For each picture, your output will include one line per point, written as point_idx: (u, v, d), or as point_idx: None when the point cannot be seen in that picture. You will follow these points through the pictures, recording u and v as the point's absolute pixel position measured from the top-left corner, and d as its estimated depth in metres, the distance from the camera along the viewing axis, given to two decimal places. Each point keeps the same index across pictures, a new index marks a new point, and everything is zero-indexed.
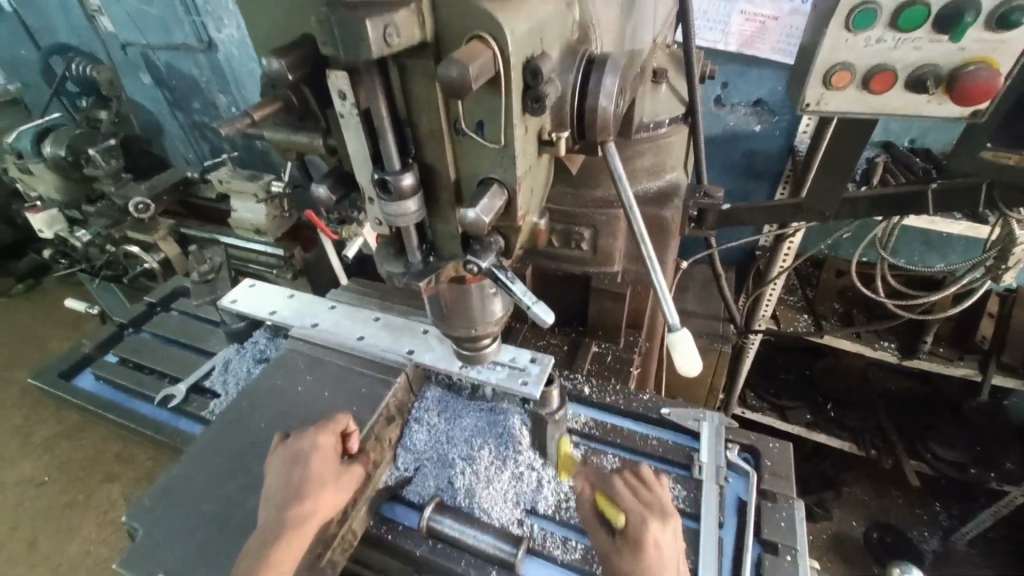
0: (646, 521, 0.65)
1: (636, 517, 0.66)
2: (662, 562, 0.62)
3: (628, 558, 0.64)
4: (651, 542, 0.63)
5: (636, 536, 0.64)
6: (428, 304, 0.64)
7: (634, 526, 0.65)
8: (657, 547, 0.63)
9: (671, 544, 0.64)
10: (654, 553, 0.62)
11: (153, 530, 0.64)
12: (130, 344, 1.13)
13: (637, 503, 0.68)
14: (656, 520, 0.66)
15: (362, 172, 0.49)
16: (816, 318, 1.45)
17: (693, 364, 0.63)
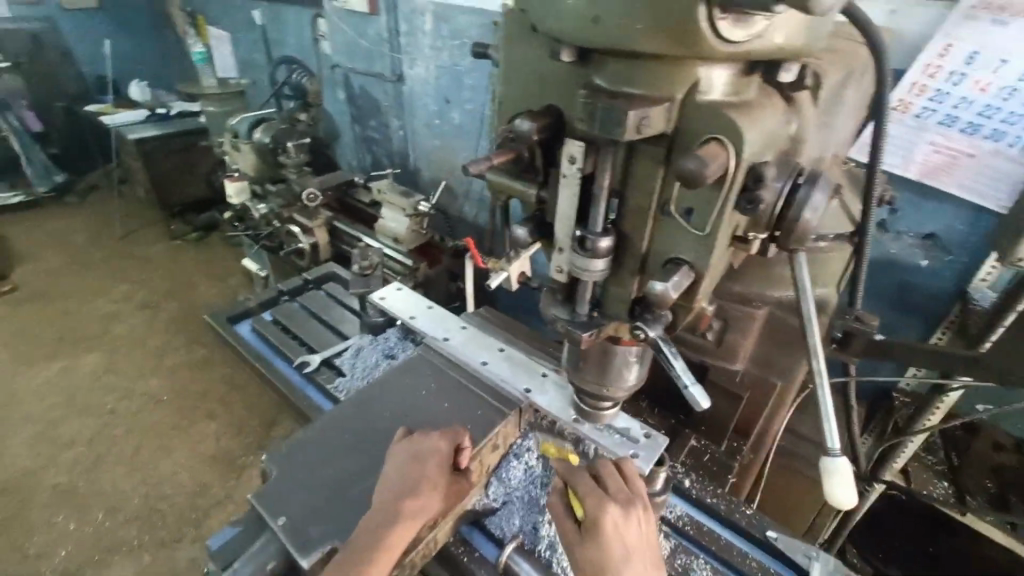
0: (607, 510, 0.63)
1: (596, 506, 0.63)
2: (626, 552, 0.61)
3: (590, 542, 0.62)
4: (612, 532, 0.61)
5: (597, 530, 0.62)
6: (568, 350, 0.68)
7: (593, 520, 0.62)
8: (622, 541, 0.61)
9: (637, 537, 0.62)
10: (618, 549, 0.61)
11: (282, 477, 0.71)
12: (284, 310, 1.31)
13: (595, 490, 0.65)
14: (616, 508, 0.63)
15: (563, 225, 0.55)
16: (959, 491, 1.23)
17: (849, 498, 0.59)
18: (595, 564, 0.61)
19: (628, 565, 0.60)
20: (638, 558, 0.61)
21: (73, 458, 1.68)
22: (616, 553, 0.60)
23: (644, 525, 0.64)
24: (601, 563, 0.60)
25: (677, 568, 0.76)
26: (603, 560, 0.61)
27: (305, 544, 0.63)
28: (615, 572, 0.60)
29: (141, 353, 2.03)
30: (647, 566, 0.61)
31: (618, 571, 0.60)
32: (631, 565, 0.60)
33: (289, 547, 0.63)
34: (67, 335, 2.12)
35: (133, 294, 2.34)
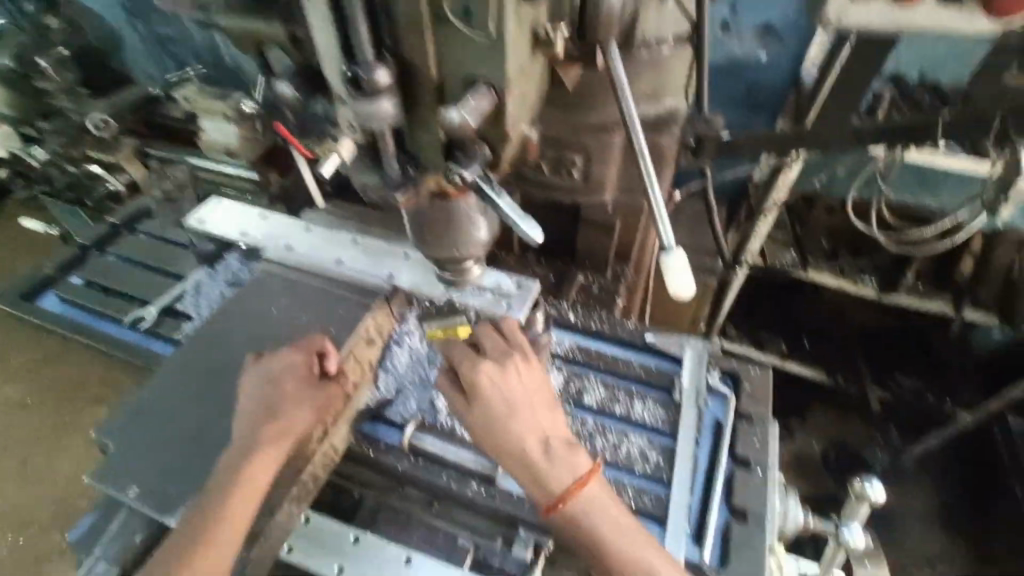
0: (481, 368, 0.65)
1: (471, 368, 0.66)
2: (509, 403, 0.64)
3: (475, 406, 0.65)
4: (489, 386, 0.65)
5: (479, 392, 0.65)
6: (406, 219, 0.60)
7: (474, 384, 0.65)
8: (503, 396, 0.64)
9: (519, 387, 0.66)
10: (500, 404, 0.64)
11: (122, 446, 0.63)
12: (96, 266, 1.08)
13: (470, 356, 0.67)
14: (490, 364, 0.66)
15: (331, 66, 0.44)
16: (802, 255, 1.44)
17: (686, 287, 0.62)
18: (488, 426, 0.64)
19: (514, 415, 0.64)
20: (523, 408, 0.65)
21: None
22: (500, 409, 0.64)
23: (525, 373, 0.67)
24: (489, 423, 0.64)
25: (573, 392, 0.81)
26: (492, 419, 0.64)
27: (164, 503, 0.59)
28: (505, 427, 0.63)
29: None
30: (537, 412, 0.65)
31: (507, 425, 0.63)
32: (516, 416, 0.64)
33: (149, 512, 0.59)
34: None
35: None
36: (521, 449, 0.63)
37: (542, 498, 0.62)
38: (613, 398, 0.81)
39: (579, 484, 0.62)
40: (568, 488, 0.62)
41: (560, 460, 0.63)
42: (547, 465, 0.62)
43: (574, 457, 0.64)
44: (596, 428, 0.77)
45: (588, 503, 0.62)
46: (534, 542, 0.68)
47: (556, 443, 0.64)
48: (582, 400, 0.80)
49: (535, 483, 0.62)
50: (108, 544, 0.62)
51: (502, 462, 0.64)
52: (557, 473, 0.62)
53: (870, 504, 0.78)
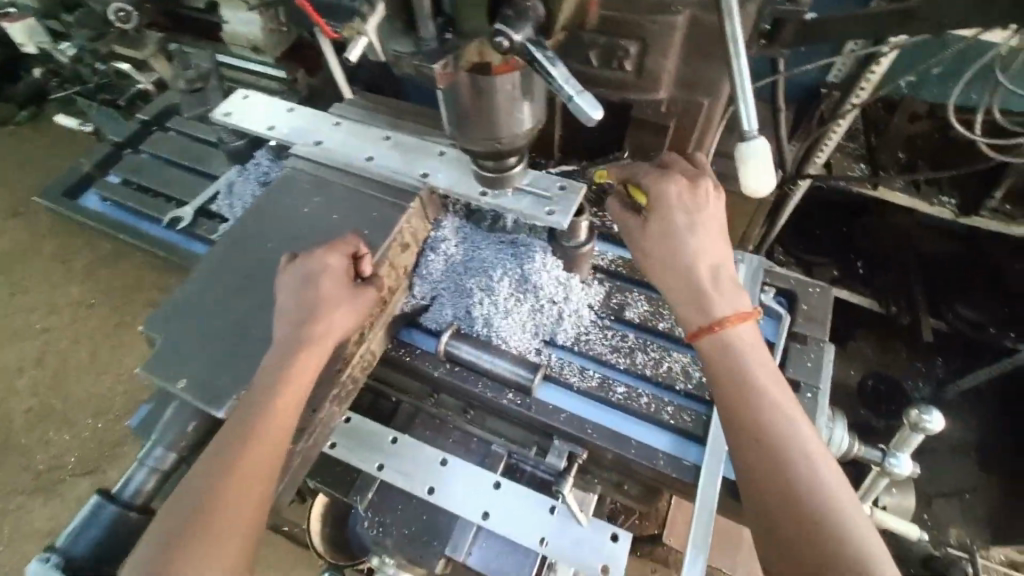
0: (672, 184, 0.65)
1: (659, 185, 0.65)
2: (693, 223, 0.64)
3: (657, 223, 0.65)
4: (678, 202, 0.64)
5: (663, 206, 0.65)
6: (441, 104, 0.54)
7: (657, 197, 0.65)
8: (687, 215, 0.64)
9: (704, 214, 0.65)
10: (683, 222, 0.64)
11: (170, 339, 0.65)
12: (129, 164, 1.06)
13: (659, 174, 0.67)
14: (682, 181, 0.65)
15: None
16: (874, 168, 1.28)
17: (763, 183, 0.55)
18: (665, 241, 0.65)
19: (696, 235, 0.64)
20: (706, 231, 0.65)
21: (31, 381, 1.56)
22: (679, 227, 0.64)
23: (715, 203, 0.66)
24: (665, 237, 0.65)
25: (614, 306, 0.77)
26: (670, 234, 0.65)
27: (217, 396, 0.61)
28: (683, 242, 0.64)
29: (37, 261, 1.70)
30: (713, 241, 0.65)
31: (683, 242, 0.64)
32: (697, 236, 0.64)
33: (201, 404, 0.61)
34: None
35: None
36: (690, 266, 0.63)
37: (694, 321, 0.62)
38: (657, 313, 0.76)
39: (740, 319, 0.61)
40: (728, 316, 0.61)
41: (727, 291, 0.62)
42: (716, 290, 0.63)
43: (738, 294, 0.63)
44: (638, 343, 0.74)
45: (741, 337, 0.61)
46: (568, 451, 0.71)
47: (725, 276, 0.64)
48: (624, 314, 0.76)
49: (695, 307, 0.62)
50: (163, 430, 0.65)
51: (663, 280, 0.65)
52: (721, 300, 0.62)
53: (925, 434, 0.75)
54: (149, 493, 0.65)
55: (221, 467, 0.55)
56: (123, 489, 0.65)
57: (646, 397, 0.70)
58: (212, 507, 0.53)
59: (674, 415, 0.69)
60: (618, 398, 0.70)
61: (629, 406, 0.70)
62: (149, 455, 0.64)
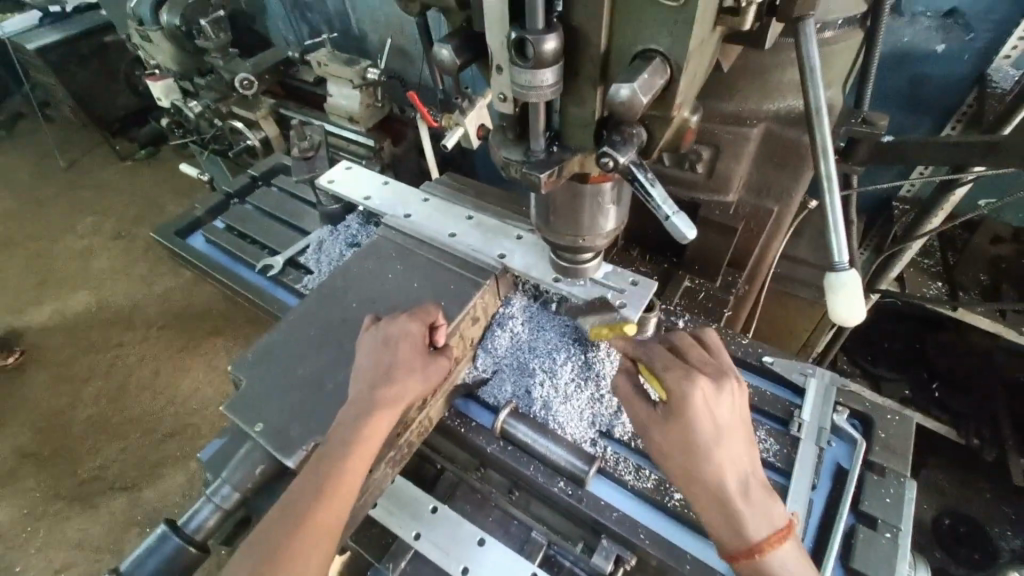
0: (695, 385, 0.56)
1: (679, 385, 0.57)
2: (719, 434, 0.55)
3: (676, 424, 0.56)
4: (702, 407, 0.55)
5: (686, 411, 0.55)
6: (534, 202, 0.60)
7: (679, 399, 0.56)
8: (712, 422, 0.55)
9: (731, 419, 0.56)
10: (709, 434, 0.55)
11: (250, 384, 0.69)
12: (235, 213, 1.19)
13: (678, 367, 0.59)
14: (705, 382, 0.57)
15: (495, 31, 0.41)
16: (952, 287, 1.22)
17: (853, 313, 0.53)
18: (687, 448, 0.55)
19: (721, 447, 0.55)
20: (730, 440, 0.55)
21: (97, 391, 1.66)
22: (704, 438, 0.55)
23: (741, 407, 0.57)
24: (687, 448, 0.55)
25: None
26: (691, 443, 0.55)
27: (286, 444, 0.63)
28: (708, 457, 0.54)
29: (131, 282, 1.88)
30: (741, 449, 0.56)
31: (708, 454, 0.54)
32: (723, 447, 0.55)
33: (273, 450, 0.63)
34: (49, 278, 1.91)
35: (101, 225, 2.06)
36: (718, 486, 0.54)
37: (729, 539, 0.54)
38: None
39: (778, 537, 0.54)
40: (767, 538, 0.53)
41: (761, 508, 0.54)
42: (747, 509, 0.54)
43: (772, 505, 0.55)
44: None
45: (783, 560, 0.53)
46: (616, 555, 0.67)
47: (756, 487, 0.55)
48: None
49: (724, 525, 0.54)
50: (232, 469, 0.66)
51: (685, 490, 0.56)
52: (756, 521, 0.54)
53: None
54: (208, 530, 0.67)
55: (291, 515, 0.57)
56: (187, 521, 0.67)
57: None
58: (278, 557, 0.55)
59: None
60: (675, 505, 0.67)
61: (684, 516, 0.67)
62: (216, 493, 0.66)
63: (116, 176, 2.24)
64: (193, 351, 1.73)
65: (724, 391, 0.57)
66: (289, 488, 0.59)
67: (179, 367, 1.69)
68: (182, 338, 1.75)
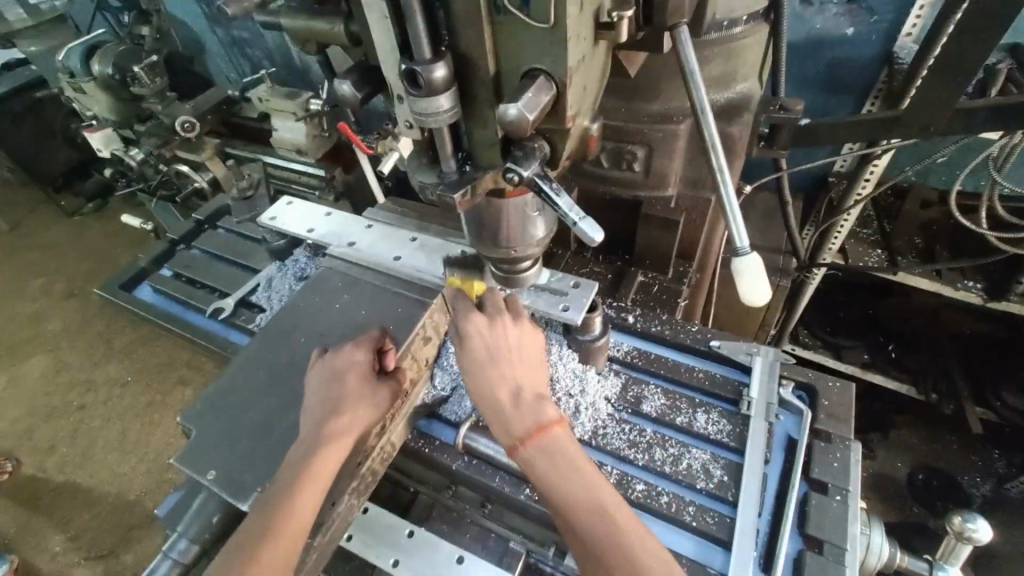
0: (471, 319, 0.63)
1: (461, 320, 0.64)
2: (492, 354, 0.62)
3: (459, 352, 0.63)
4: (473, 332, 0.62)
5: (463, 340, 0.63)
6: (463, 220, 0.61)
7: (459, 333, 0.64)
8: (484, 347, 0.62)
9: (504, 343, 0.62)
10: (481, 356, 0.62)
11: (199, 432, 0.68)
12: (181, 260, 1.17)
13: (465, 307, 0.65)
14: (480, 317, 0.64)
15: (390, 64, 0.43)
16: (890, 254, 1.28)
17: (761, 293, 0.57)
18: (466, 371, 0.62)
19: (494, 364, 0.61)
20: (502, 357, 0.62)
21: (61, 459, 1.59)
22: (476, 357, 0.62)
23: (516, 333, 0.64)
24: (466, 370, 0.62)
25: (630, 399, 0.77)
26: (469, 365, 0.62)
27: (241, 489, 0.63)
28: (480, 372, 0.61)
29: (88, 341, 1.82)
30: (516, 365, 0.62)
31: (483, 371, 0.61)
32: (496, 365, 0.61)
33: (227, 497, 0.63)
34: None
35: (51, 285, 1.99)
36: (490, 396, 0.60)
37: (504, 440, 0.59)
38: (675, 407, 0.76)
39: (543, 430, 0.58)
40: (530, 431, 0.57)
41: (527, 408, 0.59)
42: (514, 411, 0.59)
43: (541, 407, 0.59)
44: (656, 439, 0.74)
45: (550, 451, 0.57)
46: None
47: (526, 394, 0.60)
48: (640, 407, 0.76)
49: (499, 429, 0.59)
50: (188, 522, 0.67)
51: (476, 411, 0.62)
52: (520, 419, 0.58)
53: (974, 546, 0.70)
54: None
55: (242, 561, 0.56)
56: None
57: (667, 496, 0.69)
58: None
59: (696, 516, 0.67)
60: (636, 496, 0.69)
61: (649, 505, 0.68)
62: (172, 548, 0.67)
63: (63, 234, 2.16)
64: (163, 404, 1.67)
65: (500, 322, 0.64)
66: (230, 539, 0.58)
67: (147, 424, 1.63)
68: (148, 393, 1.69)
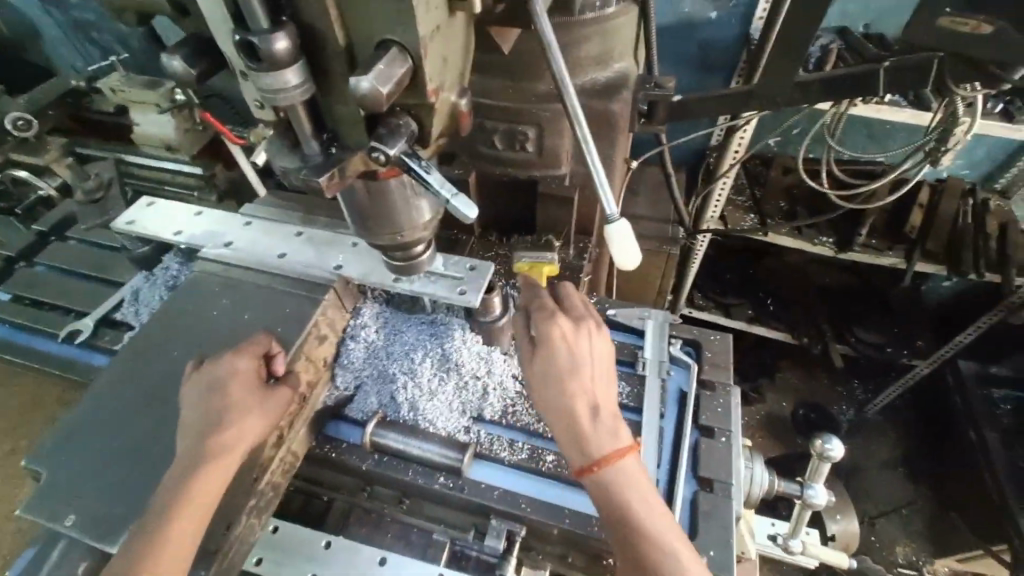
0: (557, 326, 0.66)
1: (547, 328, 0.66)
2: (576, 362, 0.64)
3: (540, 356, 0.65)
4: (560, 343, 0.64)
5: (549, 345, 0.65)
6: (344, 208, 0.58)
7: (543, 337, 0.65)
8: (568, 356, 0.64)
9: (586, 354, 0.65)
10: (564, 364, 0.64)
11: (54, 471, 0.59)
12: (23, 278, 1.00)
13: (548, 311, 0.67)
14: (566, 323, 0.66)
15: (223, 31, 0.39)
16: (761, 218, 1.41)
17: (629, 258, 0.61)
18: (552, 378, 0.64)
19: (577, 373, 0.63)
20: (586, 370, 0.64)
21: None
22: (563, 368, 0.63)
23: (599, 344, 0.66)
24: (549, 380, 0.64)
25: None
26: (552, 371, 0.64)
27: (106, 532, 0.55)
28: (564, 384, 0.63)
29: None
30: (596, 377, 0.64)
31: (564, 380, 0.63)
32: (577, 376, 0.63)
33: (91, 541, 0.55)
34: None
35: None
36: (569, 411, 0.62)
37: (578, 457, 0.61)
38: None
39: (619, 454, 0.60)
40: (608, 453, 0.60)
41: (606, 429, 0.61)
42: (595, 431, 0.61)
43: (618, 429, 0.62)
44: None
45: (621, 475, 0.60)
46: (507, 531, 0.69)
47: (605, 412, 0.62)
48: None
49: (573, 443, 0.61)
50: (50, 575, 0.58)
51: (550, 419, 0.64)
52: (599, 438, 0.61)
53: (832, 463, 0.81)
54: None
55: None
56: None
57: None
58: None
59: None
60: (548, 468, 0.71)
61: (559, 475, 0.71)
62: None
63: None
64: None
65: (586, 327, 0.67)
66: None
67: None
68: None
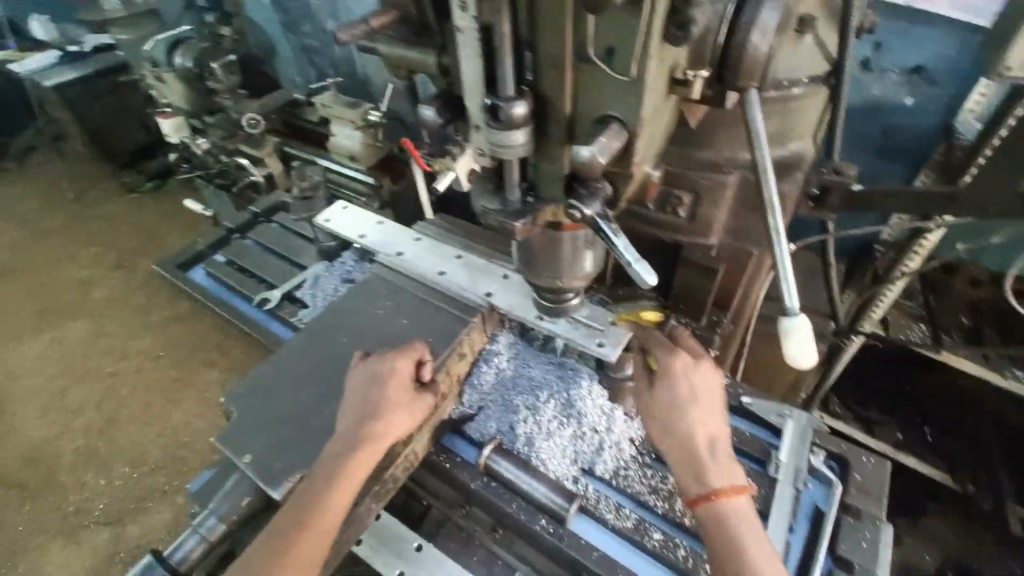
0: (675, 356, 0.67)
1: (665, 357, 0.68)
2: (693, 393, 0.65)
3: (659, 383, 0.67)
4: (681, 373, 0.66)
5: (668, 373, 0.67)
6: (517, 247, 0.63)
7: (663, 364, 0.68)
8: (687, 386, 0.66)
9: (706, 388, 0.66)
10: (684, 393, 0.65)
11: (239, 415, 0.71)
12: (235, 248, 1.22)
13: (668, 343, 0.69)
14: (685, 356, 0.67)
15: (472, 94, 0.46)
16: (934, 330, 1.24)
17: (808, 356, 0.57)
18: (669, 405, 0.65)
19: (694, 403, 0.65)
20: (704, 405, 0.65)
21: (86, 423, 1.52)
22: (683, 396, 0.65)
23: (716, 383, 0.67)
24: (666, 406, 0.65)
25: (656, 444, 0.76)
26: (670, 398, 0.65)
27: (271, 476, 0.65)
28: (681, 412, 0.64)
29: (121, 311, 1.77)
30: (713, 413, 0.65)
31: (683, 409, 0.64)
32: (696, 407, 0.64)
33: (258, 482, 0.65)
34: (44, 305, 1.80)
35: (103, 253, 1.97)
36: (687, 437, 0.63)
37: (692, 487, 0.62)
38: None
39: (734, 492, 0.60)
40: (724, 488, 0.60)
41: (723, 463, 0.62)
42: (710, 462, 0.62)
43: (733, 467, 0.62)
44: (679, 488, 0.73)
45: (735, 512, 0.59)
46: None
47: (721, 447, 0.63)
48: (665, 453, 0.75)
49: (688, 470, 0.62)
50: (221, 499, 0.68)
51: (663, 445, 0.65)
52: (716, 470, 0.61)
53: None
54: (191, 562, 0.67)
55: (270, 548, 0.59)
56: (172, 553, 0.67)
57: (683, 549, 0.67)
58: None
59: None
60: (654, 545, 0.68)
61: (664, 556, 0.67)
62: (201, 525, 0.67)
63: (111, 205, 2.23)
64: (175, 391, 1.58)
65: (703, 365, 0.68)
66: (264, 530, 0.61)
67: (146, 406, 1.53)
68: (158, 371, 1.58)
